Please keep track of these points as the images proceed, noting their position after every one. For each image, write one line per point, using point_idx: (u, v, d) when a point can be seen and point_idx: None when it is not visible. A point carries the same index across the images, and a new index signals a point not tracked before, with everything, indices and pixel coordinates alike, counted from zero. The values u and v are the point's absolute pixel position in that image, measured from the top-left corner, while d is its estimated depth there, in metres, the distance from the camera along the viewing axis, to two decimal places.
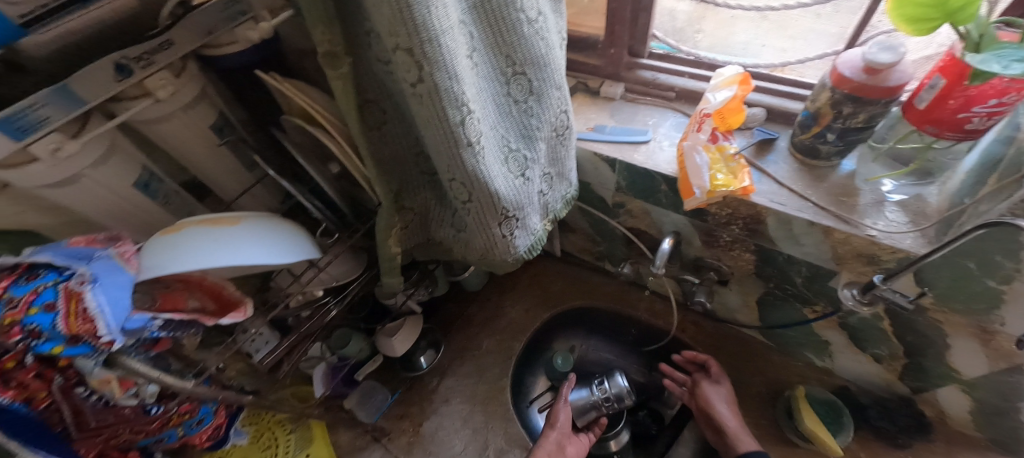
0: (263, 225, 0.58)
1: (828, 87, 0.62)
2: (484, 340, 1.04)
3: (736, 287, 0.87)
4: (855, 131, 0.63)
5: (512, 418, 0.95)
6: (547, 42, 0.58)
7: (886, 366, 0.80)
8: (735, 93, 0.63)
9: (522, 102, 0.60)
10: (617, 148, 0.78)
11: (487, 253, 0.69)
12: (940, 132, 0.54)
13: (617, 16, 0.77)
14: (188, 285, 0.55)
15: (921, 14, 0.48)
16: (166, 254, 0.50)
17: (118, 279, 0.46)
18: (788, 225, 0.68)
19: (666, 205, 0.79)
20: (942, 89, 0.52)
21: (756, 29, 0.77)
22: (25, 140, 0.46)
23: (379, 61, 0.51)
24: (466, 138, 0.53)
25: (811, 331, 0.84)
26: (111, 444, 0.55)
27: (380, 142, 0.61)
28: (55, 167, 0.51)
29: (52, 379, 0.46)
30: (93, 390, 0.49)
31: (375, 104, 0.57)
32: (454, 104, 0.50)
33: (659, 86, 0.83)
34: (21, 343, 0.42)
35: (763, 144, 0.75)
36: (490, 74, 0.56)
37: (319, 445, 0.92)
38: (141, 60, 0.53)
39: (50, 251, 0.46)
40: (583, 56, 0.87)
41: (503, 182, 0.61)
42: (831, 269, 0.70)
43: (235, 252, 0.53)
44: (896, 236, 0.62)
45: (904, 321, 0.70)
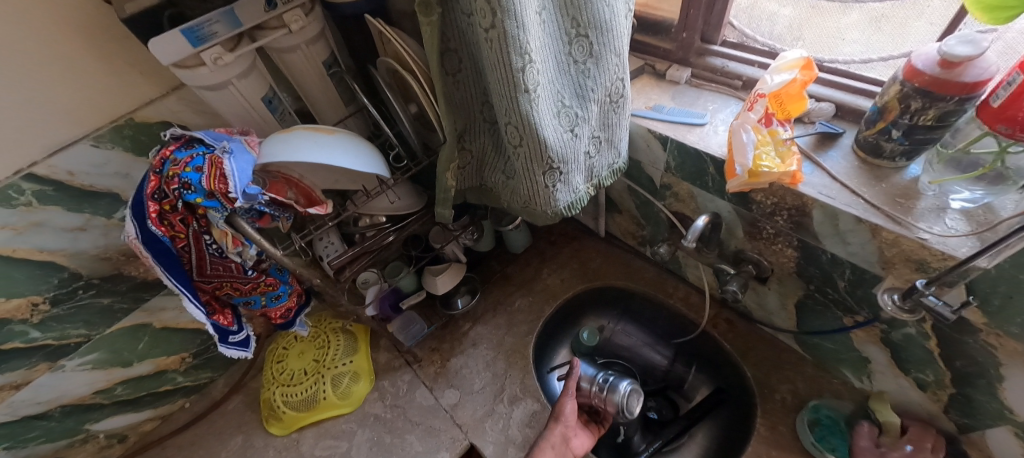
0: (350, 139, 0.69)
1: (898, 81, 0.60)
2: (519, 299, 1.11)
3: (776, 286, 0.85)
4: (924, 129, 0.60)
5: (530, 372, 1.01)
6: (612, 9, 0.63)
7: (929, 394, 0.74)
8: (794, 77, 0.64)
9: (581, 63, 0.66)
10: (672, 128, 0.81)
11: (529, 202, 0.76)
12: (1012, 132, 0.51)
13: (693, 0, 0.81)
14: (288, 181, 0.70)
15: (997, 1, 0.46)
16: (279, 147, 0.63)
17: (245, 158, 0.61)
18: (834, 219, 0.66)
19: (712, 189, 0.80)
20: (1019, 85, 0.49)
21: (834, 20, 0.77)
22: (200, 46, 0.63)
23: (461, 10, 0.60)
24: (525, 85, 0.60)
25: (851, 344, 0.80)
26: (218, 292, 0.73)
27: (453, 86, 0.70)
28: (216, 73, 0.67)
29: (190, 225, 0.62)
30: (214, 241, 0.65)
31: (453, 51, 0.66)
32: (518, 52, 0.57)
33: (727, 74, 0.85)
34: (177, 191, 0.59)
35: (824, 138, 0.73)
36: (557, 33, 0.62)
37: (362, 358, 1.06)
38: None
39: (203, 133, 0.64)
40: (656, 40, 0.92)
41: (552, 134, 0.67)
42: (876, 274, 0.67)
43: (323, 153, 0.64)
44: (951, 242, 0.58)
45: (954, 343, 0.65)
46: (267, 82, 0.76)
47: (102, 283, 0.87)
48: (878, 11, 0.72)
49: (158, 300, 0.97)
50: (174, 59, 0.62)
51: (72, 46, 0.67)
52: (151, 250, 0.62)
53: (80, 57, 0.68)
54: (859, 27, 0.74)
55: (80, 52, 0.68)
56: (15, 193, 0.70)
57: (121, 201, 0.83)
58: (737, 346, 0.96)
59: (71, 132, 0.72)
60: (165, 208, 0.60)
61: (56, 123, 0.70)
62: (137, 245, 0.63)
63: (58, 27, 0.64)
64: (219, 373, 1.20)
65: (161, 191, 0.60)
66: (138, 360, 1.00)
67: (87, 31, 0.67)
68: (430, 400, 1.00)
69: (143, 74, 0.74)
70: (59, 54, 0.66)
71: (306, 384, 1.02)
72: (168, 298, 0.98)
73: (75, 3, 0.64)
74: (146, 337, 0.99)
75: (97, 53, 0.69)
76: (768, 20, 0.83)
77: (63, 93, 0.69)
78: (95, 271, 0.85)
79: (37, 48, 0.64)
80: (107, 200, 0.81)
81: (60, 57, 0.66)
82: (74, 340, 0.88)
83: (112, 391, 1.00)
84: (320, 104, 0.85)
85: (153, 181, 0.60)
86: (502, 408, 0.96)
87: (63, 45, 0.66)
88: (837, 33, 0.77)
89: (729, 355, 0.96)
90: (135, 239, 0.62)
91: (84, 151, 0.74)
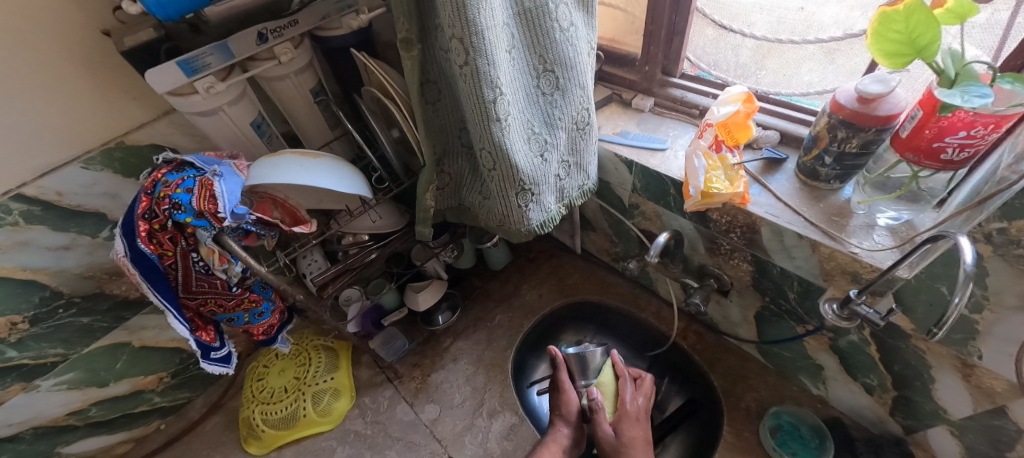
0: (336, 163, 0.74)
1: (828, 113, 0.68)
2: (498, 314, 1.15)
3: (736, 299, 0.91)
4: (851, 156, 0.68)
5: (509, 386, 1.04)
6: (576, 48, 0.70)
7: (876, 398, 0.80)
8: (737, 109, 0.72)
9: (549, 95, 0.72)
10: (637, 152, 0.88)
11: (504, 221, 0.81)
12: (919, 160, 0.59)
13: (653, 38, 0.90)
14: (274, 201, 0.74)
15: (894, 48, 0.54)
16: (267, 170, 0.68)
17: (234, 179, 0.65)
18: (780, 236, 0.73)
19: (674, 208, 0.87)
20: (920, 119, 0.57)
21: (774, 60, 0.85)
22: (194, 76, 0.67)
23: (439, 50, 0.68)
24: (497, 114, 0.66)
25: (806, 353, 0.86)
26: (202, 308, 0.75)
27: (433, 114, 0.76)
28: (207, 100, 0.72)
29: (179, 243, 0.65)
30: (201, 259, 0.68)
31: (433, 84, 0.73)
32: (489, 84, 0.63)
33: (686, 103, 0.93)
34: (166, 211, 0.62)
35: (770, 163, 0.81)
36: (526, 68, 0.68)
37: (342, 374, 1.07)
38: (275, 32, 0.73)
39: (194, 156, 0.67)
40: (623, 72, 1.00)
41: (523, 157, 0.72)
42: (820, 286, 0.74)
43: (310, 176, 0.69)
44: (879, 256, 0.65)
45: (891, 348, 0.71)
46: (256, 108, 0.81)
47: (83, 302, 0.88)
48: (830, 46, 0.78)
49: (139, 318, 0.98)
50: (170, 88, 0.67)
51: (68, 74, 0.70)
52: (139, 267, 0.65)
53: (75, 83, 0.72)
54: (813, 59, 0.81)
55: (78, 79, 0.72)
56: (4, 213, 0.72)
57: (107, 220, 0.85)
58: (705, 357, 1.01)
59: (63, 154, 0.75)
60: (155, 227, 0.63)
61: (49, 145, 0.73)
62: (125, 262, 0.65)
63: (56, 56, 0.68)
64: (196, 393, 1.19)
65: (151, 211, 0.63)
66: (115, 380, 1.00)
67: (83, 59, 0.71)
68: (411, 415, 1.02)
69: (135, 99, 0.78)
70: (55, 81, 0.70)
71: (285, 402, 1.02)
72: (149, 316, 0.99)
73: (76, 35, 0.69)
74: (125, 356, 0.99)
75: (94, 80, 0.73)
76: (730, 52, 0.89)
77: (56, 117, 0.72)
78: (78, 290, 0.86)
79: (34, 76, 0.68)
80: (94, 220, 0.83)
81: (55, 84, 0.70)
82: (51, 359, 0.88)
83: (87, 412, 0.99)
84: (307, 128, 0.89)
85: (143, 201, 0.64)
86: (481, 422, 0.99)
87: (63, 73, 0.70)
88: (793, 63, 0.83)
89: (697, 365, 1.01)
90: (124, 257, 0.65)
91: (73, 172, 0.77)
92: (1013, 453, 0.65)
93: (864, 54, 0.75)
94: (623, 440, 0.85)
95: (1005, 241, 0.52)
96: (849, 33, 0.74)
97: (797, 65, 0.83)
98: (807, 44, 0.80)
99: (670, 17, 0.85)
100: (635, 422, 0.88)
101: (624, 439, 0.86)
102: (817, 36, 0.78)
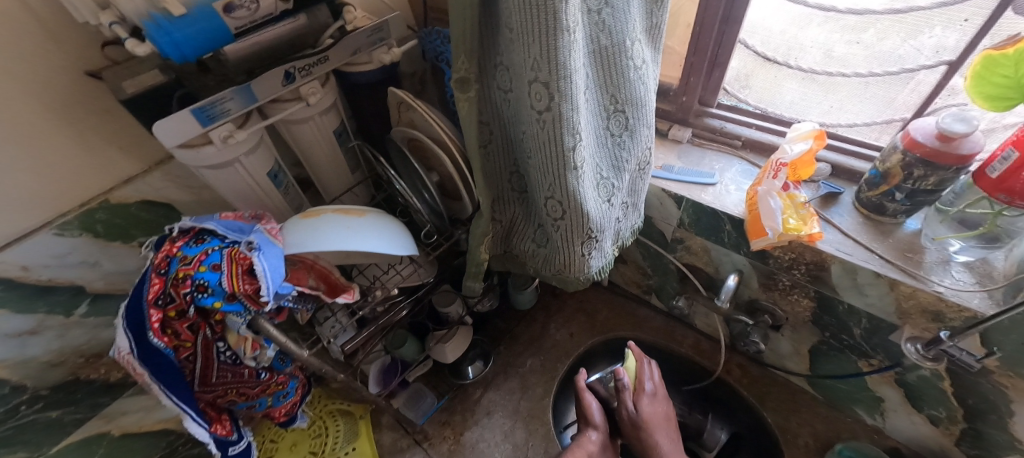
0: (380, 220, 0.64)
1: (899, 150, 0.67)
2: (529, 359, 1.08)
3: (789, 333, 0.89)
4: (924, 193, 0.67)
5: (552, 439, 0.96)
6: (646, 87, 0.65)
7: (942, 429, 0.80)
8: (808, 146, 0.68)
9: (618, 137, 0.66)
10: (686, 188, 0.84)
11: (563, 270, 0.74)
12: (1012, 200, 0.58)
13: (694, 69, 0.86)
14: (307, 265, 0.63)
15: (998, 92, 0.52)
16: (309, 233, 0.58)
17: (274, 252, 0.54)
18: (854, 274, 0.71)
19: (728, 245, 0.83)
20: (1015, 161, 0.56)
21: (814, 94, 0.83)
22: (210, 125, 0.57)
23: (502, 91, 0.61)
24: (573, 161, 0.59)
25: (865, 386, 0.84)
26: (219, 400, 0.62)
27: (485, 158, 0.68)
28: (222, 151, 0.61)
29: (201, 332, 0.53)
30: (228, 348, 0.56)
31: (488, 126, 0.65)
32: (570, 130, 0.56)
33: (726, 134, 0.90)
34: (189, 295, 0.50)
35: (828, 197, 0.79)
36: (597, 109, 0.62)
37: (365, 442, 0.96)
38: (303, 70, 0.63)
39: (214, 222, 0.56)
40: (655, 101, 0.96)
41: (593, 204, 0.66)
42: (893, 323, 0.72)
43: (354, 240, 0.59)
44: (963, 295, 0.64)
45: (968, 383, 0.70)
46: (272, 155, 0.70)
47: (52, 394, 0.72)
48: (881, 79, 0.75)
49: (119, 403, 0.82)
50: (181, 140, 0.56)
51: (41, 124, 0.57)
52: (148, 365, 0.52)
53: (50, 135, 0.58)
54: (855, 93, 0.79)
55: (49, 131, 0.58)
56: None
57: (85, 293, 0.70)
58: (754, 392, 0.97)
59: (32, 220, 0.60)
60: (170, 315, 0.51)
61: (13, 213, 0.58)
62: (129, 360, 0.53)
63: (27, 103, 0.55)
64: None
65: (166, 295, 0.51)
66: None
67: (61, 106, 0.58)
68: None
69: (123, 149, 0.65)
70: (24, 133, 0.56)
71: None
72: (131, 399, 0.83)
73: (48, 79, 0.55)
74: (102, 449, 0.82)
75: (70, 131, 0.60)
76: (768, 86, 0.86)
77: (24, 177, 0.58)
78: (45, 381, 0.70)
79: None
80: (68, 294, 0.68)
81: (25, 137, 0.56)
82: None
83: None
84: (325, 173, 0.79)
85: (154, 283, 0.51)
86: None
87: (30, 125, 0.56)
88: (837, 97, 0.81)
89: (745, 400, 0.99)
90: (128, 354, 0.52)
91: (46, 241, 0.62)
92: None
93: (917, 89, 0.73)
94: (644, 416, 0.81)
95: None
96: (907, 67, 0.72)
97: (842, 99, 0.81)
98: (857, 77, 0.77)
99: (715, 49, 0.82)
100: (656, 399, 0.85)
101: (644, 415, 0.81)
102: (868, 70, 0.75)
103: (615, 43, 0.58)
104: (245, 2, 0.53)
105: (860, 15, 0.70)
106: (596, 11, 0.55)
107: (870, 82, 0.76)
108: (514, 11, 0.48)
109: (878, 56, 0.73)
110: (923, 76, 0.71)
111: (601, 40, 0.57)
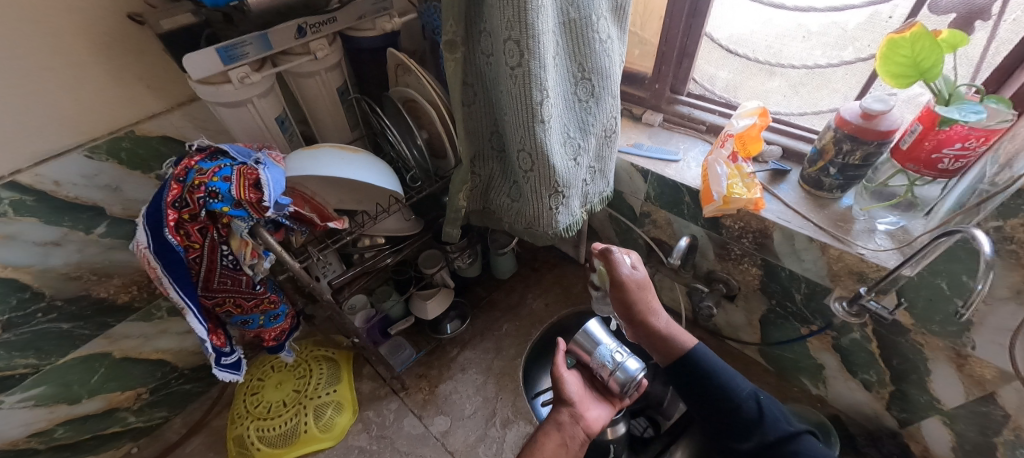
0: (370, 158, 0.72)
1: (832, 128, 0.75)
2: (506, 324, 1.17)
3: (742, 303, 0.99)
4: (853, 168, 0.75)
5: (521, 394, 1.05)
6: (610, 60, 0.74)
7: (874, 394, 0.88)
8: (754, 122, 0.78)
9: (584, 102, 0.76)
10: (652, 163, 0.93)
11: (534, 221, 0.82)
12: (919, 169, 0.66)
13: (665, 58, 0.96)
14: (303, 197, 0.72)
15: (900, 70, 0.61)
16: (307, 162, 0.67)
17: (277, 170, 0.63)
18: (791, 240, 0.79)
19: (687, 216, 0.92)
20: (919, 133, 0.64)
21: (761, 81, 0.93)
22: (231, 64, 0.66)
23: (482, 56, 0.69)
24: (541, 115, 0.67)
25: (808, 353, 0.94)
26: (218, 309, 0.69)
27: (468, 116, 0.77)
28: (239, 91, 0.69)
29: (209, 234, 0.61)
30: (231, 252, 0.63)
31: (472, 89, 0.74)
32: (538, 86, 0.65)
33: (693, 120, 1.00)
34: (202, 200, 0.58)
35: (776, 174, 0.88)
36: (566, 75, 0.72)
37: (345, 387, 1.03)
38: (314, 27, 0.73)
39: (228, 146, 0.64)
40: (632, 89, 1.06)
41: (560, 159, 0.74)
42: (827, 286, 0.80)
43: (347, 169, 0.67)
44: (881, 256, 0.72)
45: (890, 344, 0.79)
46: (281, 103, 0.79)
47: (66, 305, 0.80)
48: (818, 72, 0.86)
49: (123, 326, 0.89)
50: (203, 75, 0.64)
51: (84, 55, 0.66)
52: (162, 260, 0.60)
53: (88, 66, 0.67)
54: (790, 86, 0.90)
55: (90, 63, 0.67)
56: None
57: (105, 215, 0.78)
58: None
59: (66, 141, 0.69)
60: (185, 217, 0.59)
61: (50, 132, 0.67)
62: (146, 253, 0.61)
63: (72, 34, 0.64)
64: (174, 412, 1.09)
65: (182, 199, 0.59)
66: (88, 396, 0.90)
67: (102, 42, 0.67)
68: (420, 428, 1.00)
69: (150, 88, 0.74)
70: (68, 61, 0.65)
71: (285, 417, 0.96)
72: (134, 324, 0.90)
73: (91, 17, 0.64)
74: (103, 368, 0.89)
75: (108, 66, 0.69)
76: (739, 88, 0.97)
77: (63, 101, 0.67)
78: (61, 292, 0.78)
79: (46, 54, 0.63)
80: (90, 214, 0.76)
81: (66, 63, 0.65)
82: (20, 372, 0.78)
83: (51, 434, 0.88)
84: (327, 129, 0.88)
85: (174, 189, 0.59)
86: (495, 432, 0.99)
87: (72, 55, 0.65)
88: (784, 88, 0.91)
89: None
90: (146, 248, 0.60)
91: (76, 161, 0.71)
92: (998, 438, 0.74)
93: (854, 80, 0.83)
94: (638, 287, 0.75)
95: (1001, 238, 0.59)
96: (836, 62, 0.83)
97: (790, 89, 0.91)
98: (793, 70, 0.88)
99: (683, 41, 0.92)
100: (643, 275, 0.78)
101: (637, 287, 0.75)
102: (806, 64, 0.86)
103: (581, 17, 0.67)
104: None
105: (805, 12, 0.80)
106: None
107: (814, 73, 0.86)
108: None
109: (804, 53, 0.85)
110: (840, 73, 0.84)
111: (569, 13, 0.66)
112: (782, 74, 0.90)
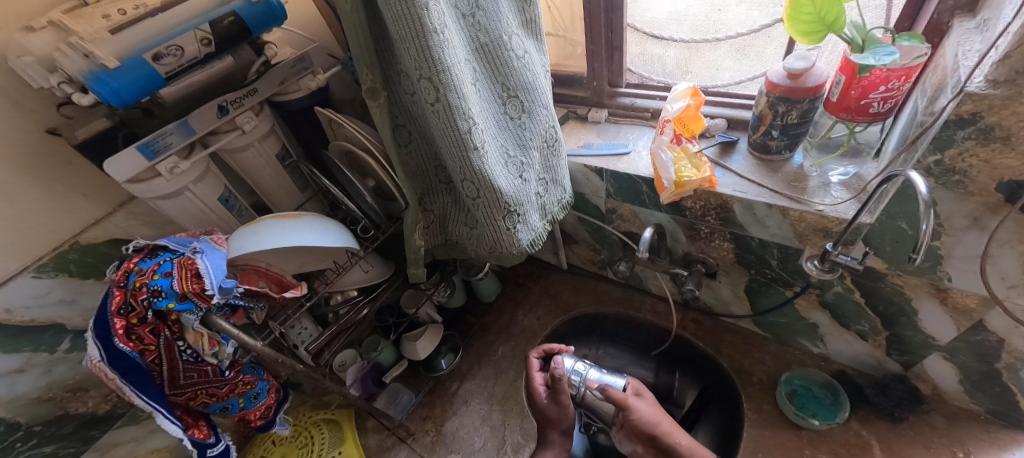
0: (313, 221, 0.71)
1: (764, 93, 0.74)
2: (500, 346, 1.16)
3: (725, 279, 0.98)
4: (794, 126, 0.75)
5: (528, 416, 1.03)
6: (534, 73, 0.75)
7: (871, 342, 0.88)
8: (688, 102, 0.78)
9: (517, 119, 0.76)
10: (604, 160, 0.92)
11: (495, 244, 0.81)
12: (852, 117, 0.67)
13: (596, 56, 0.97)
14: (257, 271, 0.71)
15: (809, 28, 0.62)
16: (249, 238, 0.66)
17: (216, 254, 0.62)
18: (752, 209, 0.78)
19: (650, 205, 0.92)
20: (844, 83, 0.65)
21: (693, 59, 0.94)
22: (156, 158, 0.65)
23: (406, 96, 0.67)
24: (474, 143, 0.66)
25: (799, 315, 0.94)
26: (192, 402, 0.69)
27: (407, 156, 0.76)
28: (171, 181, 0.69)
29: (162, 333, 0.60)
30: (189, 346, 0.62)
31: (405, 130, 0.73)
32: (463, 116, 0.64)
33: (637, 109, 1.00)
34: (146, 301, 0.57)
35: (726, 147, 0.88)
36: (491, 98, 0.72)
37: (350, 446, 1.02)
38: (235, 103, 0.72)
39: (167, 239, 0.64)
40: (572, 91, 1.07)
41: (504, 180, 0.74)
42: (797, 247, 0.80)
43: (290, 238, 0.67)
44: (839, 208, 0.71)
45: (873, 291, 0.78)
46: (222, 182, 0.78)
47: (45, 429, 0.79)
48: (754, 37, 0.86)
49: (111, 434, 0.88)
50: (128, 174, 0.64)
51: (8, 180, 0.65)
52: (119, 369, 0.59)
53: (16, 189, 0.66)
54: (731, 56, 0.90)
55: (18, 186, 0.66)
56: None
57: (66, 331, 0.77)
58: (709, 342, 1.08)
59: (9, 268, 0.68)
60: (133, 322, 0.58)
61: None
62: (101, 366, 0.60)
63: None
64: None
65: (126, 304, 0.58)
66: None
67: (25, 162, 0.66)
68: None
69: (87, 196, 0.73)
70: None
71: None
72: (122, 430, 0.90)
73: (8, 142, 0.64)
74: None
75: (38, 185, 0.68)
76: (689, 63, 0.95)
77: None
78: (37, 417, 0.77)
79: None
80: (51, 333, 0.75)
81: None
82: None
83: None
84: (277, 198, 0.88)
85: (117, 295, 0.58)
86: None
87: None
88: (731, 55, 0.90)
89: (704, 352, 1.08)
90: (100, 361, 0.59)
91: (25, 285, 0.70)
92: (999, 363, 0.72)
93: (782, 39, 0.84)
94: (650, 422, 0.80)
95: (943, 171, 0.58)
96: (768, 23, 0.83)
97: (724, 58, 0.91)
98: (744, 37, 0.86)
99: (608, 36, 0.92)
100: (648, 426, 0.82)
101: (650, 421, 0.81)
102: (751, 27, 0.85)
103: (492, 39, 0.67)
104: (171, 49, 0.61)
105: None
106: (469, 14, 0.64)
107: (753, 36, 0.86)
108: (392, 23, 0.55)
109: (742, 17, 0.84)
110: (778, 29, 0.83)
111: (479, 38, 0.66)
112: (728, 41, 0.88)
